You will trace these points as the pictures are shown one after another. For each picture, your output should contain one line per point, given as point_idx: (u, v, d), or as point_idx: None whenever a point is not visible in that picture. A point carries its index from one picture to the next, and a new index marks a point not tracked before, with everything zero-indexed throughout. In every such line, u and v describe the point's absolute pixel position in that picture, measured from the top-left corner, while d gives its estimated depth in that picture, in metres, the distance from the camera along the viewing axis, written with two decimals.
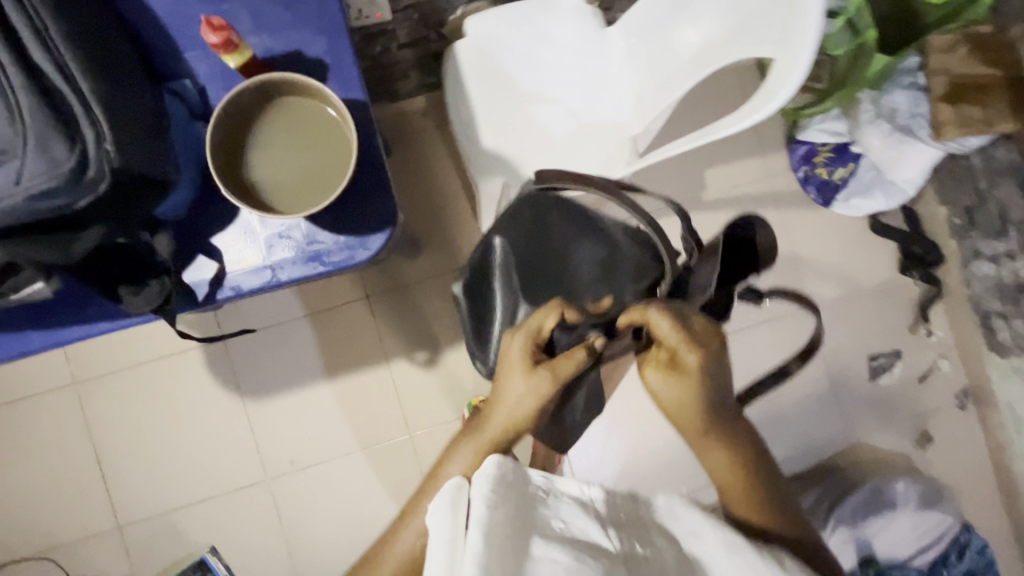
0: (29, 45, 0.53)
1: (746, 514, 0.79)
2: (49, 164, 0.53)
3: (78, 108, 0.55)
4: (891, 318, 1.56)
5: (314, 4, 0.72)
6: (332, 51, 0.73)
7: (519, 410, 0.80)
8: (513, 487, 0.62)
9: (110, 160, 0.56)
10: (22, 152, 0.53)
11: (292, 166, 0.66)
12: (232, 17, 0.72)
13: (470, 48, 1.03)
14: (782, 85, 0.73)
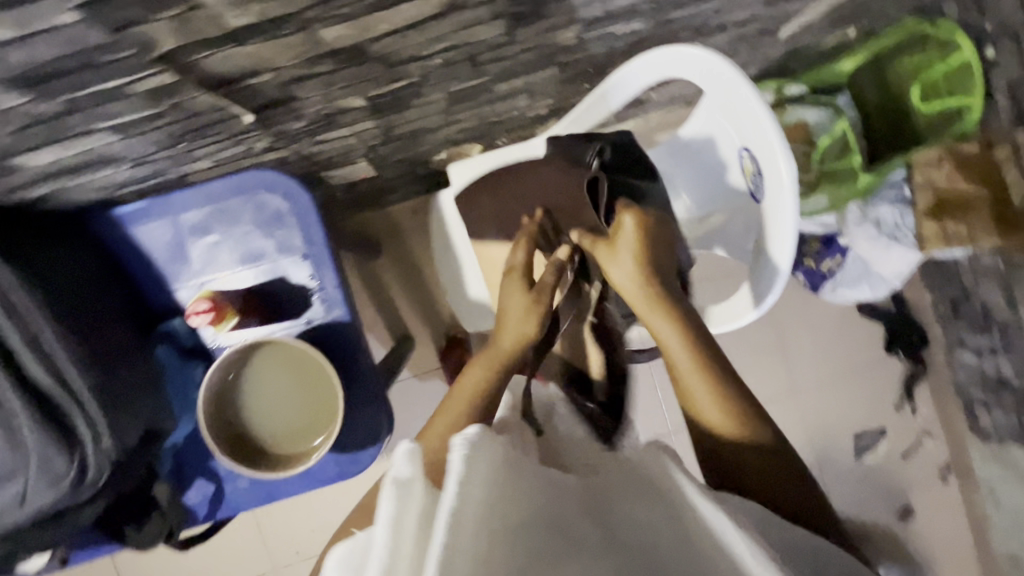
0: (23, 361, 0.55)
1: (698, 402, 0.60)
2: (50, 479, 0.56)
3: (75, 417, 0.57)
4: (877, 396, 1.58)
5: (297, 227, 0.74)
6: (317, 271, 0.74)
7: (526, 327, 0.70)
8: (491, 471, 0.42)
9: (109, 457, 0.59)
10: (23, 473, 0.55)
11: (294, 417, 0.69)
12: (220, 246, 0.74)
13: (453, 198, 1.04)
14: (761, 289, 0.74)
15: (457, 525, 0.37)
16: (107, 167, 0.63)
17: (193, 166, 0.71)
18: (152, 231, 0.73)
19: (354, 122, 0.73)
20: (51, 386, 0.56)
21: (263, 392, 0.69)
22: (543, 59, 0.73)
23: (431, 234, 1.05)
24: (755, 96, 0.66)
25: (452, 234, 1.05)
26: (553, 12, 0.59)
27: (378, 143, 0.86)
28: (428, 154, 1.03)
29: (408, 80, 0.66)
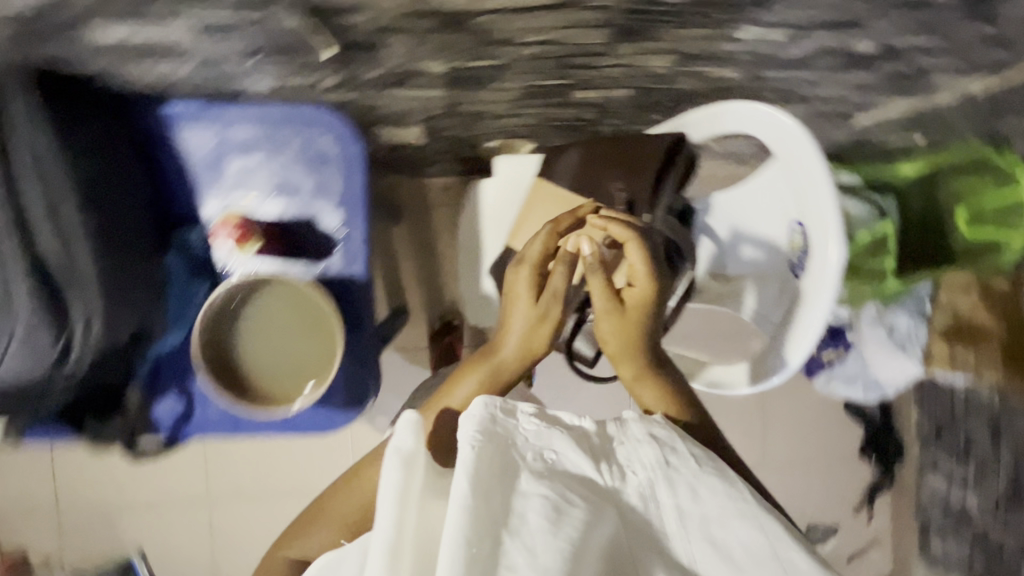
0: (36, 229, 0.53)
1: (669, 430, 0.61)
2: (32, 355, 0.54)
3: (74, 299, 0.55)
4: (840, 494, 1.59)
5: (341, 173, 0.73)
6: (349, 220, 0.73)
7: (533, 339, 0.61)
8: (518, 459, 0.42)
9: (96, 343, 0.58)
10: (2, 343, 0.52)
11: (295, 354, 0.67)
12: (257, 171, 0.72)
13: (493, 188, 1.02)
14: (772, 365, 0.74)
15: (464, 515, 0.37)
16: (172, 60, 0.61)
17: (256, 84, 0.69)
18: (193, 134, 0.71)
19: (426, 87, 0.72)
20: (58, 260, 0.54)
21: (274, 313, 0.67)
22: (628, 79, 0.72)
23: (461, 217, 1.04)
24: (826, 179, 0.66)
25: (481, 223, 1.03)
26: (657, 35, 0.59)
27: (439, 113, 0.84)
28: (479, 137, 1.02)
29: (495, 62, 0.65)
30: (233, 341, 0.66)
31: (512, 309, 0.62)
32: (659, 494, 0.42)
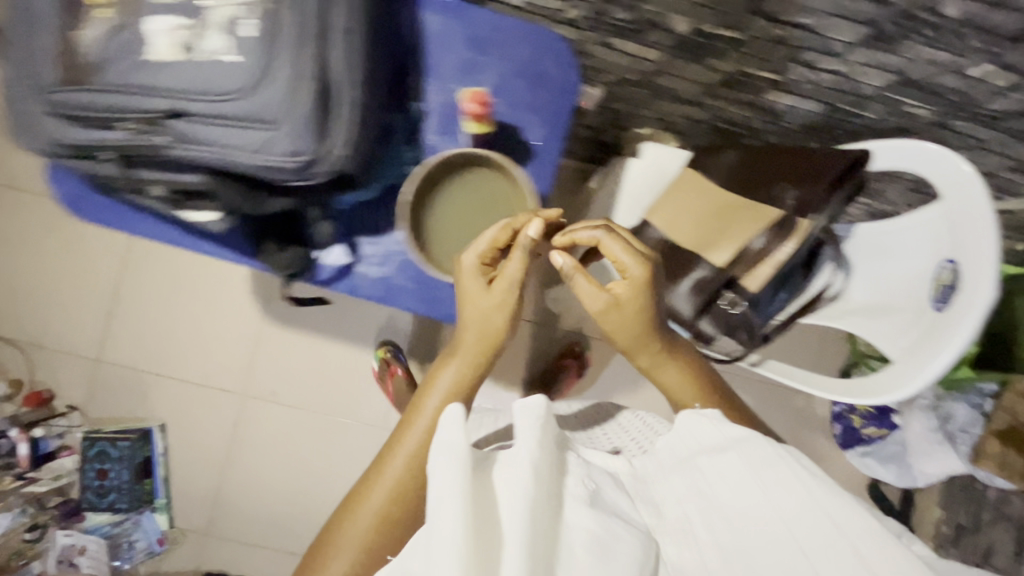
0: (333, 39, 0.58)
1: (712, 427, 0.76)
2: (291, 149, 0.57)
3: (340, 112, 0.59)
4: None
5: (552, 97, 0.78)
6: (546, 141, 0.79)
7: (498, 317, 0.69)
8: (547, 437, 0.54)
9: (337, 165, 0.61)
10: (277, 128, 0.56)
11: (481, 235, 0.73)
12: (480, 69, 0.77)
13: (638, 168, 1.08)
14: (888, 387, 0.77)
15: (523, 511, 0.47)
16: None
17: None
18: (435, 23, 0.76)
19: (652, 47, 0.79)
20: (340, 74, 0.59)
21: (466, 196, 0.73)
22: (829, 92, 0.79)
23: (600, 186, 1.10)
24: (993, 226, 0.70)
25: (617, 196, 1.08)
26: (894, 44, 0.66)
27: (633, 78, 0.91)
28: (637, 120, 1.08)
29: (735, 36, 0.71)
30: (433, 203, 0.72)
31: (473, 298, 0.69)
32: (700, 506, 0.57)
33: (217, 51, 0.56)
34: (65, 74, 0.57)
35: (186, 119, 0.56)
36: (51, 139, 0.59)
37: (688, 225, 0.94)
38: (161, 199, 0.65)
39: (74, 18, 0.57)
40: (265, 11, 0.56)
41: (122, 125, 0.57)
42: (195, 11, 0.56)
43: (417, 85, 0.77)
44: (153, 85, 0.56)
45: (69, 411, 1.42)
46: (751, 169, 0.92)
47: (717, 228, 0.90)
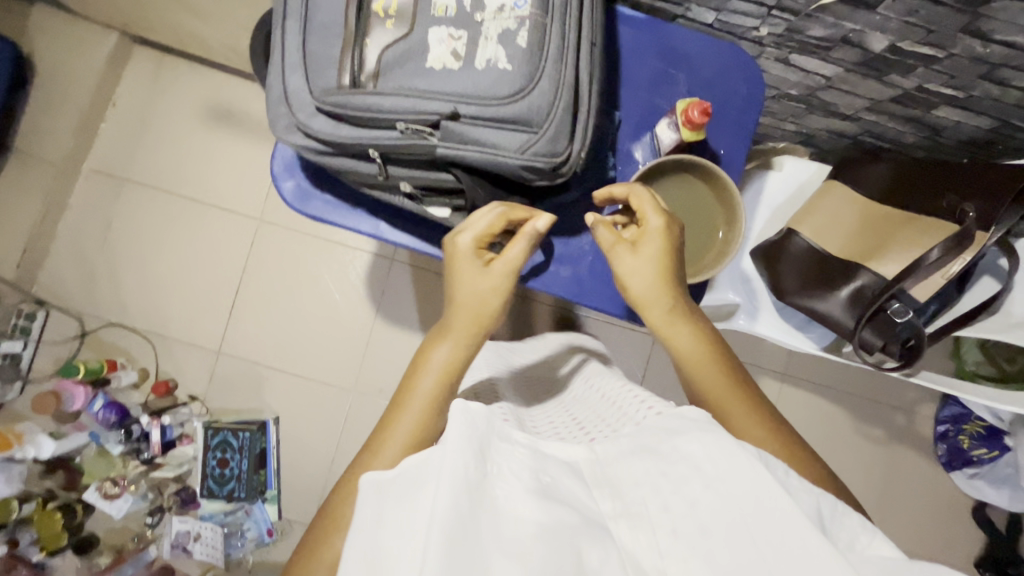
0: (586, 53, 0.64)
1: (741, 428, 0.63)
2: (550, 151, 0.62)
3: (589, 118, 0.64)
4: None
5: (737, 110, 0.82)
6: (731, 151, 0.82)
7: (490, 298, 0.66)
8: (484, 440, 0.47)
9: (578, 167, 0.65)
10: (539, 130, 0.62)
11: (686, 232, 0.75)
12: (671, 80, 0.81)
13: (776, 180, 1.11)
14: None
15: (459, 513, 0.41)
16: None
17: (703, 11, 0.80)
18: (631, 39, 0.81)
19: (834, 63, 0.82)
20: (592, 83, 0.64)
21: (674, 198, 0.75)
22: (1006, 109, 0.82)
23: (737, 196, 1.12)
24: None
25: (754, 207, 1.12)
26: None
27: (793, 92, 0.94)
28: (776, 133, 1.12)
29: (931, 53, 0.74)
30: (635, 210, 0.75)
31: (463, 277, 0.66)
32: (665, 499, 0.45)
33: (492, 60, 0.62)
34: (351, 80, 0.64)
35: (459, 120, 0.61)
36: (323, 137, 0.64)
37: (841, 238, 0.96)
38: (404, 195, 0.71)
39: (360, 29, 0.64)
40: (536, 26, 0.62)
41: (397, 124, 0.62)
42: (471, 23, 0.62)
43: (611, 94, 0.81)
44: (432, 90, 0.62)
45: (191, 400, 1.49)
46: (907, 184, 0.94)
47: (874, 242, 0.94)
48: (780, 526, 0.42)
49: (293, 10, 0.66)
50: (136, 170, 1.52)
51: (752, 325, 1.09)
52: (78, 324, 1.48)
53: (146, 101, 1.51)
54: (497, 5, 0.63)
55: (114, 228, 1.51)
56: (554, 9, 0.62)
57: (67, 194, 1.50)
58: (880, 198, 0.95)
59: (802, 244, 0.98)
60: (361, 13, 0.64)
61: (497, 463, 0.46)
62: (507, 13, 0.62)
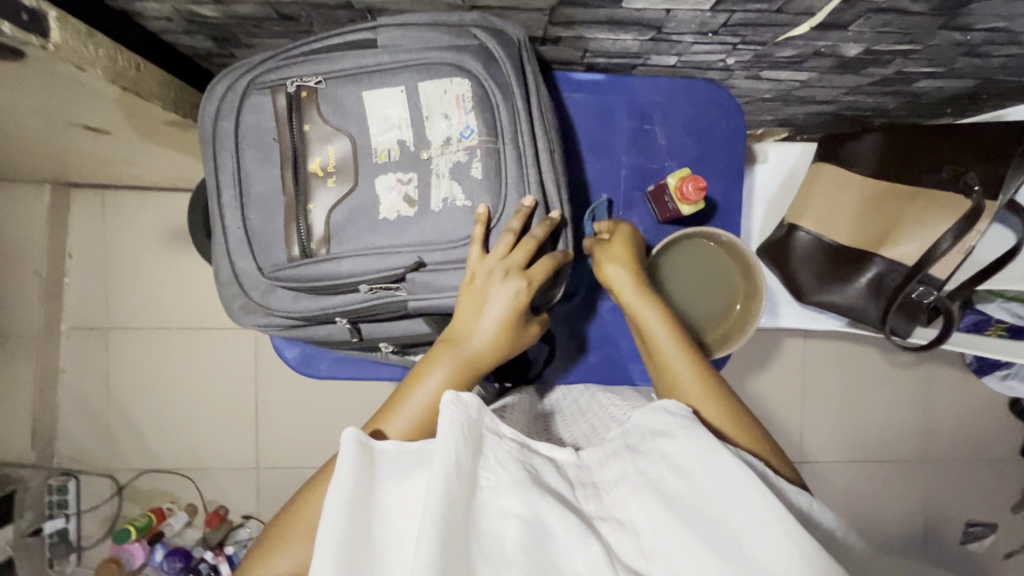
0: (544, 164, 0.61)
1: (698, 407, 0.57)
2: None
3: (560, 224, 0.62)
4: (1000, 494, 1.57)
5: (723, 147, 0.79)
6: (725, 190, 0.79)
7: (502, 330, 0.58)
8: (475, 432, 0.47)
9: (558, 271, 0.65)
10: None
11: (706, 290, 0.75)
12: (647, 136, 0.78)
13: (766, 172, 1.08)
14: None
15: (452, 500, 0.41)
16: (631, 33, 0.68)
17: (661, 58, 0.76)
18: (596, 103, 0.77)
19: (808, 70, 0.79)
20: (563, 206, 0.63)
21: (689, 262, 0.75)
22: (990, 69, 0.79)
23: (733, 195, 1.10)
24: None
25: (750, 203, 1.09)
26: None
27: (769, 95, 0.91)
28: (752, 123, 1.09)
29: (910, 47, 0.71)
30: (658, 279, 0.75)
31: (484, 294, 0.57)
32: (643, 500, 0.45)
33: (450, 199, 0.60)
34: (301, 249, 0.62)
35: (425, 268, 0.60)
36: (289, 313, 0.64)
37: (847, 225, 0.94)
38: (386, 350, 0.69)
39: (301, 194, 0.62)
40: (487, 153, 0.59)
41: (361, 286, 0.61)
42: (419, 164, 0.60)
43: (587, 165, 0.78)
44: (389, 246, 0.60)
45: (246, 521, 1.48)
46: (903, 156, 0.91)
47: (882, 225, 0.92)
48: (754, 525, 0.41)
49: (229, 186, 0.64)
50: (115, 313, 1.45)
51: (772, 319, 1.08)
52: (111, 481, 1.46)
53: (103, 242, 1.44)
54: (442, 138, 0.60)
55: (114, 377, 1.46)
56: (503, 132, 0.59)
57: (55, 357, 1.44)
58: (878, 175, 0.92)
59: (807, 238, 0.97)
60: (298, 173, 0.62)
61: (480, 456, 0.46)
62: (454, 146, 0.60)
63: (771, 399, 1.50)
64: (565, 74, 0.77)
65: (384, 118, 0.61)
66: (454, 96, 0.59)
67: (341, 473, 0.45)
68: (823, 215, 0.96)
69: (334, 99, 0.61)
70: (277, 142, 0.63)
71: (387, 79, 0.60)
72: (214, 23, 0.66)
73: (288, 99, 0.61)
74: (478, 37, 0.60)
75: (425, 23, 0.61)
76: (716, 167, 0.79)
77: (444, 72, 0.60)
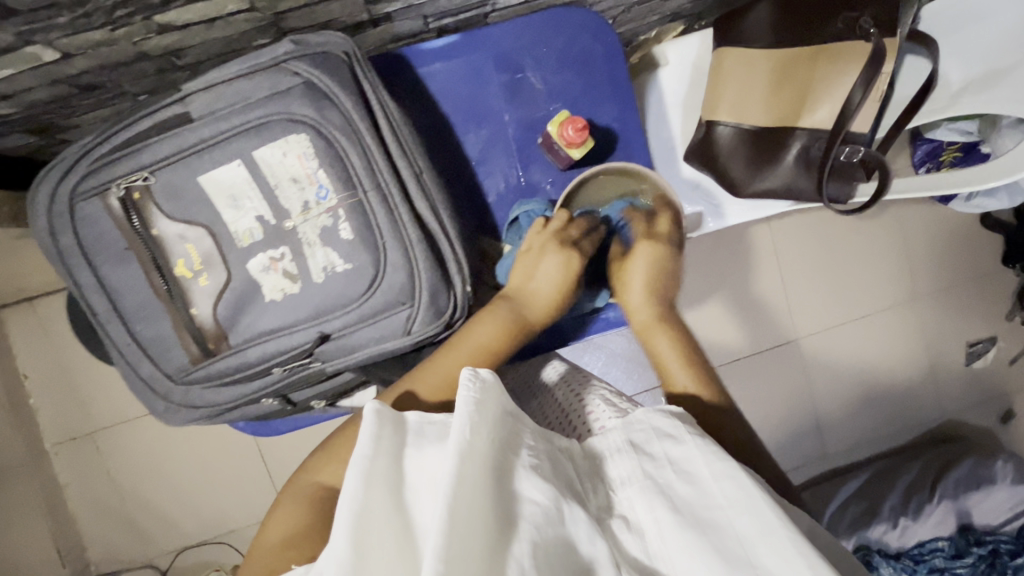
0: (414, 196, 0.56)
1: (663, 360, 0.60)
2: (435, 312, 0.56)
3: (450, 251, 0.58)
4: (989, 307, 1.46)
5: (604, 72, 0.73)
6: (619, 119, 0.74)
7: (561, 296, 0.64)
8: (493, 417, 0.44)
9: (467, 300, 0.60)
10: (414, 303, 0.56)
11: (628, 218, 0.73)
12: (523, 87, 0.72)
13: (669, 74, 1.02)
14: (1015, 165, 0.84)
15: (460, 481, 0.36)
16: None
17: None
18: (459, 67, 0.71)
19: None
20: (443, 218, 0.58)
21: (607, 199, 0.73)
22: None
23: (645, 109, 1.03)
24: None
25: (665, 112, 1.03)
26: None
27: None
28: (642, 26, 1.02)
29: None
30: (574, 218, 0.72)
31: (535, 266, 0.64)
32: (653, 499, 0.42)
33: (329, 267, 0.54)
34: (200, 348, 0.56)
35: (332, 338, 0.56)
36: (213, 407, 0.59)
37: (761, 104, 0.89)
38: (321, 406, 0.65)
39: (176, 296, 0.55)
40: (352, 209, 0.54)
41: (274, 369, 0.57)
42: (286, 237, 0.54)
43: (469, 138, 0.72)
44: (287, 326, 0.55)
45: None
46: (800, 15, 0.85)
47: (796, 93, 0.87)
48: (762, 533, 0.38)
49: (100, 305, 0.56)
50: (97, 415, 1.29)
51: (721, 219, 1.05)
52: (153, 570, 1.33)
53: None
54: (300, 204, 0.53)
55: (120, 474, 1.30)
56: (361, 180, 0.54)
57: (52, 476, 1.27)
58: (781, 43, 0.87)
59: (727, 130, 0.92)
60: (166, 276, 0.54)
61: (498, 444, 0.42)
62: (315, 210, 0.53)
63: (751, 290, 1.35)
64: (417, 46, 0.70)
65: (230, 198, 0.53)
66: (296, 156, 0.53)
67: (358, 444, 0.39)
68: (732, 105, 0.91)
69: (170, 190, 0.53)
70: (129, 249, 0.54)
71: (218, 155, 0.53)
72: (19, 118, 0.60)
73: (121, 201, 0.53)
74: (301, 75, 0.54)
75: (237, 76, 0.53)
76: (603, 95, 0.74)
77: (278, 130, 0.53)
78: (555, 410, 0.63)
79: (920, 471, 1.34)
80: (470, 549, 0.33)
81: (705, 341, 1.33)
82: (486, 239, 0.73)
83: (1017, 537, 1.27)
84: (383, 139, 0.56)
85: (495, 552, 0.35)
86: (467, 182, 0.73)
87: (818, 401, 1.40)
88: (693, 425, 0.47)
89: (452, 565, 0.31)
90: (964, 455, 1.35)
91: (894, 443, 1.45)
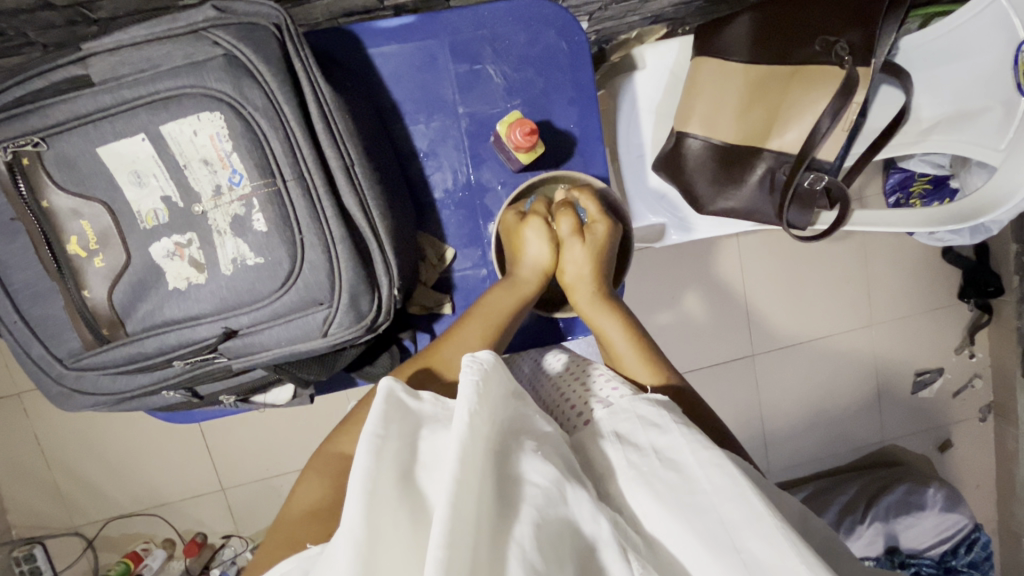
0: (340, 187, 0.52)
1: (617, 354, 0.60)
2: (356, 314, 0.52)
3: (377, 249, 0.53)
4: (942, 339, 1.46)
5: (567, 73, 0.69)
6: (577, 124, 0.71)
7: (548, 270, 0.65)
8: (494, 401, 0.41)
9: (394, 304, 0.56)
10: (331, 304, 0.52)
11: None
12: (479, 80, 0.68)
13: (646, 77, 0.98)
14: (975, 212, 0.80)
15: (460, 474, 0.33)
16: None
17: None
18: (414, 51, 0.66)
19: None
20: (374, 215, 0.53)
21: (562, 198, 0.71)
22: None
23: (618, 110, 0.99)
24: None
25: (637, 117, 1.00)
26: None
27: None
28: (619, 25, 0.97)
29: None
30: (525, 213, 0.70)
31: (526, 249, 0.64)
32: (641, 490, 0.41)
33: (239, 259, 0.50)
34: (93, 333, 0.52)
35: (238, 335, 0.52)
36: (110, 395, 0.55)
37: (730, 121, 0.86)
38: (231, 401, 0.62)
39: (67, 276, 0.50)
40: (269, 202, 0.50)
41: (174, 362, 0.52)
42: (194, 221, 0.50)
43: (417, 129, 0.68)
44: (190, 317, 0.51)
45: None
46: (777, 32, 0.82)
47: (766, 113, 0.84)
48: (749, 518, 0.37)
49: None
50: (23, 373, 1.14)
51: (687, 229, 1.02)
52: (79, 538, 1.21)
53: None
54: (211, 189, 0.49)
55: (48, 439, 1.17)
56: (280, 168, 0.50)
57: None
58: (757, 59, 0.84)
59: (697, 144, 0.88)
60: (56, 252, 0.50)
61: (495, 428, 0.40)
62: (227, 196, 0.50)
63: (711, 300, 1.33)
64: (369, 23, 0.65)
65: (134, 174, 0.49)
66: (207, 136, 0.49)
67: (369, 422, 0.37)
68: (702, 118, 0.88)
69: (65, 162, 0.49)
70: (18, 220, 0.50)
71: (121, 127, 0.48)
72: None
73: (8, 166, 0.48)
74: (221, 45, 0.49)
75: (147, 40, 0.48)
76: (563, 98, 0.70)
77: (189, 105, 0.48)
78: (565, 407, 0.56)
79: (856, 492, 1.37)
80: (473, 532, 0.31)
81: (674, 342, 1.33)
82: (425, 236, 0.70)
83: (938, 561, 1.32)
84: (312, 124, 0.52)
85: (495, 538, 0.33)
86: (414, 175, 0.69)
87: (768, 417, 1.40)
88: (680, 416, 0.47)
89: (454, 552, 0.29)
90: (900, 479, 1.37)
91: (837, 462, 1.46)
